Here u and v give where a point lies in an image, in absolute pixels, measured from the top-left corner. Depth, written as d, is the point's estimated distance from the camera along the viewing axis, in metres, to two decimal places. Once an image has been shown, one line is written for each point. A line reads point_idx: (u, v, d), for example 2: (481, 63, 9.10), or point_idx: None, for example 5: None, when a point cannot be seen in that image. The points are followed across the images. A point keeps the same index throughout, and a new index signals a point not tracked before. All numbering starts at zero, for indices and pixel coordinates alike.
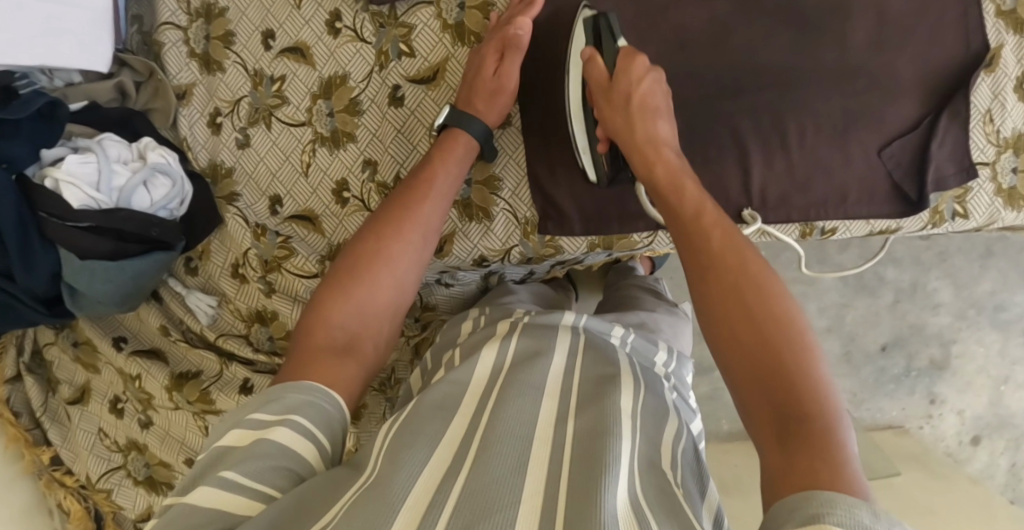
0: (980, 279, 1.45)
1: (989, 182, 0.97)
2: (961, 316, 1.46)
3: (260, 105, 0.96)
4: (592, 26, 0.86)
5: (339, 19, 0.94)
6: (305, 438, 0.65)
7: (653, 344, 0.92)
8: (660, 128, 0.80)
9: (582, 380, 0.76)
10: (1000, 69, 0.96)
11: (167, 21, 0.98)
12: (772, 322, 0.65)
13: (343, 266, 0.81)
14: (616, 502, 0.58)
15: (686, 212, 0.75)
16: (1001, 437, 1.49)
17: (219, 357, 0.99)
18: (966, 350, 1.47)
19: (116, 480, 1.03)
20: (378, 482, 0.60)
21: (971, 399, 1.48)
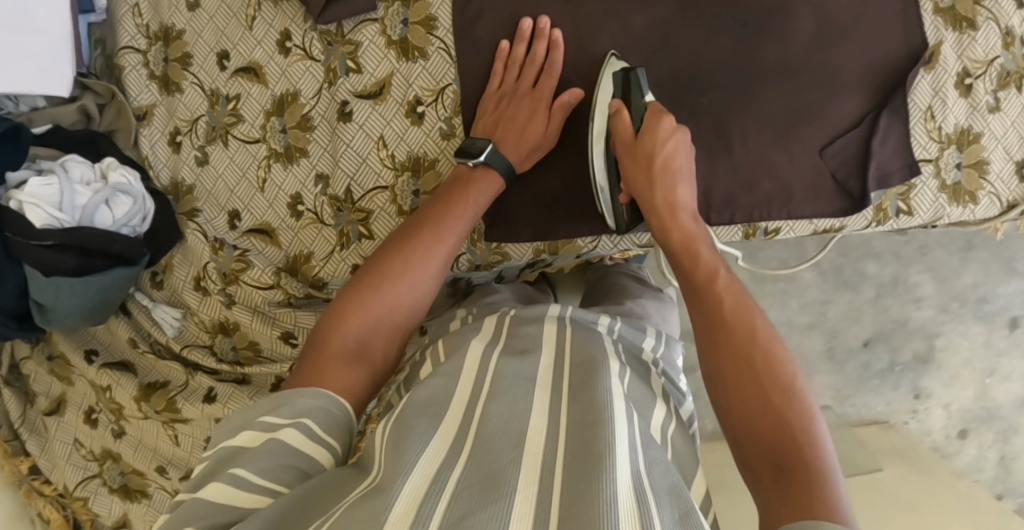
0: (962, 272, 1.44)
1: (933, 178, 0.99)
2: (945, 309, 1.46)
3: (217, 124, 1.00)
4: (621, 77, 0.87)
5: (290, 39, 0.97)
6: (314, 439, 0.66)
7: (641, 331, 0.91)
8: (679, 192, 0.85)
9: (571, 372, 0.75)
10: (940, 65, 0.98)
11: (128, 45, 1.01)
12: (773, 388, 0.68)
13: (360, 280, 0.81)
14: (614, 484, 0.58)
15: (700, 283, 0.79)
16: (989, 430, 1.48)
17: (184, 368, 1.04)
18: (950, 343, 1.46)
19: (91, 488, 1.09)
20: (374, 489, 0.58)
21: (957, 392, 1.48)
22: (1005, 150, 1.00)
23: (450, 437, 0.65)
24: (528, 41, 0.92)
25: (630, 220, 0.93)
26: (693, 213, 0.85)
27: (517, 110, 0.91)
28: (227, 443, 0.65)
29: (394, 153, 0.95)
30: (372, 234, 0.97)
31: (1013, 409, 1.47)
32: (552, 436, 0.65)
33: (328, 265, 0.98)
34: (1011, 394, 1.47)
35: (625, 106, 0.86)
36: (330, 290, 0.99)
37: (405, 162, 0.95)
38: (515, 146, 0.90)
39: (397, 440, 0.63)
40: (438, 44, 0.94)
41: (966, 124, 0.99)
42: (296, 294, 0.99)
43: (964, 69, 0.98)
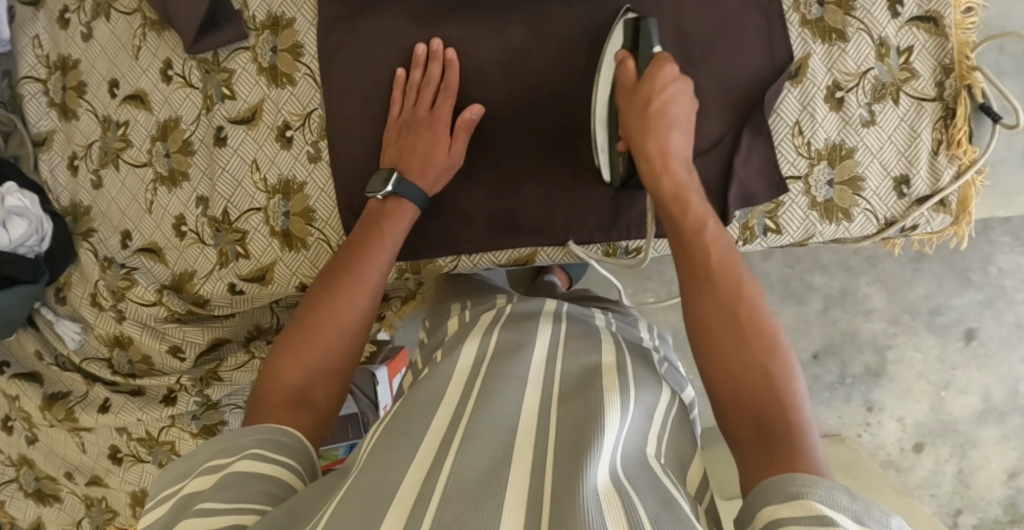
0: (913, 284, 1.30)
1: (803, 195, 0.98)
2: (895, 321, 1.32)
3: (109, 149, 1.05)
4: (632, 28, 0.87)
5: (171, 67, 1.02)
6: (266, 463, 0.69)
7: (635, 325, 0.99)
8: (672, 139, 0.83)
9: (565, 373, 0.81)
10: (808, 79, 0.97)
11: (28, 75, 1.07)
12: (764, 345, 0.69)
13: (290, 341, 0.83)
14: (599, 477, 0.63)
15: (688, 226, 0.78)
16: (945, 444, 1.35)
17: (84, 379, 1.09)
18: (902, 356, 1.33)
19: (9, 492, 1.17)
20: (364, 493, 0.64)
21: (911, 405, 1.35)
22: (882, 165, 0.98)
23: (432, 443, 0.69)
24: (422, 66, 0.94)
25: (485, 241, 0.98)
26: (684, 156, 0.84)
27: (418, 141, 0.91)
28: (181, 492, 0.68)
29: (275, 175, 0.99)
30: (247, 253, 1.01)
31: (970, 422, 1.33)
32: (543, 429, 0.71)
33: (208, 283, 1.02)
34: (968, 406, 1.33)
35: (631, 54, 0.86)
36: (213, 307, 1.04)
37: (276, 185, 0.99)
38: (421, 174, 0.91)
39: (383, 456, 0.69)
40: (305, 70, 0.98)
41: (837, 139, 0.97)
42: (178, 310, 1.04)
43: (834, 82, 0.97)
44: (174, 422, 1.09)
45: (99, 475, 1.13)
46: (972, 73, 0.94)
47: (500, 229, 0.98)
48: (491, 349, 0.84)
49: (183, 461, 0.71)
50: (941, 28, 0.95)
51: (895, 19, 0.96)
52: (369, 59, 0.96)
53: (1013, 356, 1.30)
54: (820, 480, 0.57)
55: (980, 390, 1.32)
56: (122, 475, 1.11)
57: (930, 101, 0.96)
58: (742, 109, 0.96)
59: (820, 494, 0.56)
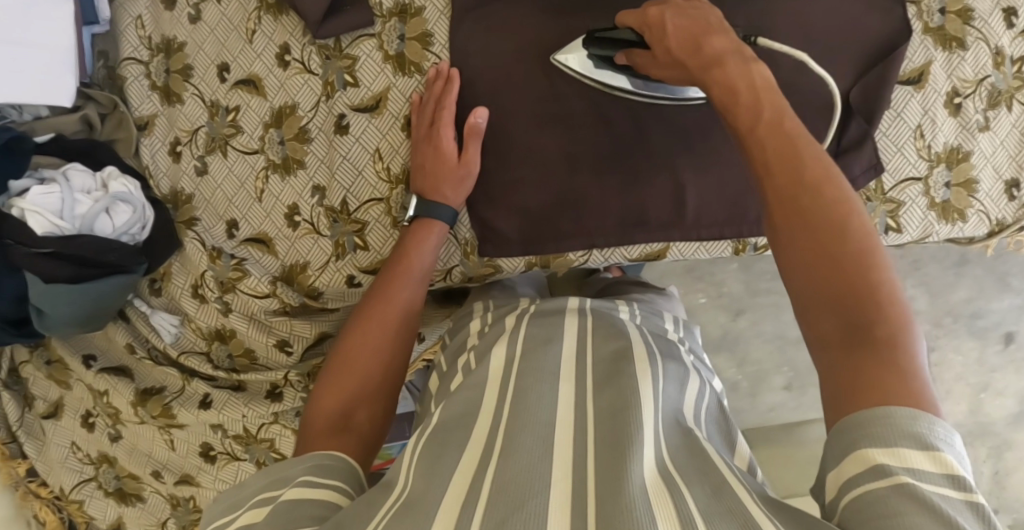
0: (955, 287, 1.41)
1: (922, 196, 1.01)
2: (938, 324, 1.43)
3: (216, 135, 1.02)
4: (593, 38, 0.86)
5: (288, 52, 0.99)
6: (319, 488, 0.68)
7: (660, 316, 0.99)
8: (720, 48, 0.72)
9: (596, 361, 0.81)
10: (929, 85, 1.00)
11: (130, 56, 1.04)
12: (852, 250, 0.63)
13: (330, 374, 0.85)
14: (645, 469, 0.62)
15: (742, 124, 0.69)
16: (983, 445, 1.47)
17: (181, 374, 1.05)
18: (944, 358, 1.44)
19: (87, 492, 1.11)
20: (410, 507, 0.62)
21: (948, 406, 1.45)
22: (994, 169, 1.01)
23: (478, 448, 0.68)
24: (428, 85, 0.95)
25: (616, 235, 0.97)
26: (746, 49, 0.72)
27: (426, 159, 0.93)
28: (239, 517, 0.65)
29: (399, 164, 0.97)
30: (366, 245, 0.98)
31: (1006, 424, 1.46)
32: (584, 427, 0.69)
33: (323, 275, 0.99)
34: (1004, 408, 1.45)
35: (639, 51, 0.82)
36: (325, 300, 1.01)
37: (400, 175, 0.97)
38: (447, 192, 0.93)
39: (430, 463, 0.67)
40: (434, 60, 0.96)
41: (955, 143, 1.00)
42: (291, 303, 1.01)
43: (953, 88, 1.00)
44: (276, 419, 1.05)
45: (190, 474, 1.08)
46: None
47: (632, 224, 0.96)
48: (521, 347, 0.83)
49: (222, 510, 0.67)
50: None
51: (1010, 30, 0.99)
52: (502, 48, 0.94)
53: None
54: (901, 417, 0.56)
55: (1013, 392, 1.44)
56: (216, 474, 1.07)
57: None
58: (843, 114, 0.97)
59: (881, 433, 0.56)
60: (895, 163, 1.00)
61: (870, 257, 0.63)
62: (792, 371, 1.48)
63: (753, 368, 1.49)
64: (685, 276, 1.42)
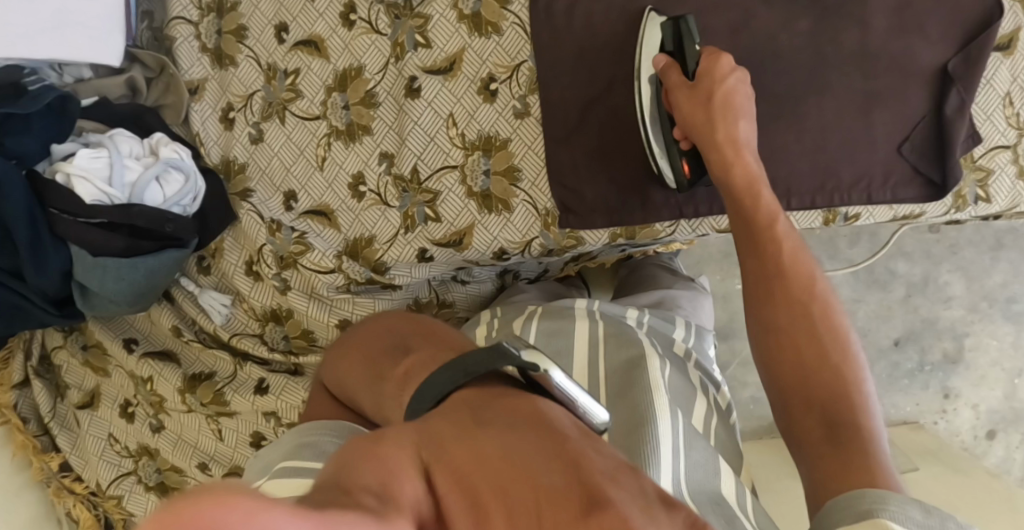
0: (991, 272, 1.32)
1: (1011, 164, 0.97)
2: (973, 308, 1.33)
3: (274, 99, 0.95)
4: (671, 27, 0.82)
5: (354, 11, 0.93)
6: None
7: (671, 322, 0.94)
8: (741, 128, 0.80)
9: (609, 373, 0.80)
10: (1019, 52, 0.96)
11: (179, 16, 0.96)
12: (817, 357, 0.70)
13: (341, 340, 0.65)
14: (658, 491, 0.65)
15: (759, 226, 0.77)
16: (1017, 431, 1.34)
17: (232, 357, 0.98)
18: (980, 343, 1.33)
19: (126, 486, 1.02)
20: None
21: (985, 393, 1.34)
22: None
23: None
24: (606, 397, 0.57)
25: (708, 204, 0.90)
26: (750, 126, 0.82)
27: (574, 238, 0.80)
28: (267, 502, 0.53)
29: (476, 128, 0.91)
30: (438, 216, 0.92)
31: None
32: None
33: (392, 249, 0.93)
34: None
35: (675, 61, 0.83)
36: (393, 275, 0.94)
37: (476, 141, 0.91)
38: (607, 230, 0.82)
39: None
40: (514, 19, 0.90)
41: None
42: (357, 279, 0.94)
43: None
44: None
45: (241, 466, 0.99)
46: None
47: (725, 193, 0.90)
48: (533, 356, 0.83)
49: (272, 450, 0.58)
50: None
51: None
52: (587, 10, 0.89)
53: None
54: (890, 496, 0.57)
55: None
56: None
57: None
58: (941, 81, 0.93)
59: (892, 511, 0.55)
60: (983, 131, 0.97)
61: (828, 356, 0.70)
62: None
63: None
64: (723, 260, 1.33)
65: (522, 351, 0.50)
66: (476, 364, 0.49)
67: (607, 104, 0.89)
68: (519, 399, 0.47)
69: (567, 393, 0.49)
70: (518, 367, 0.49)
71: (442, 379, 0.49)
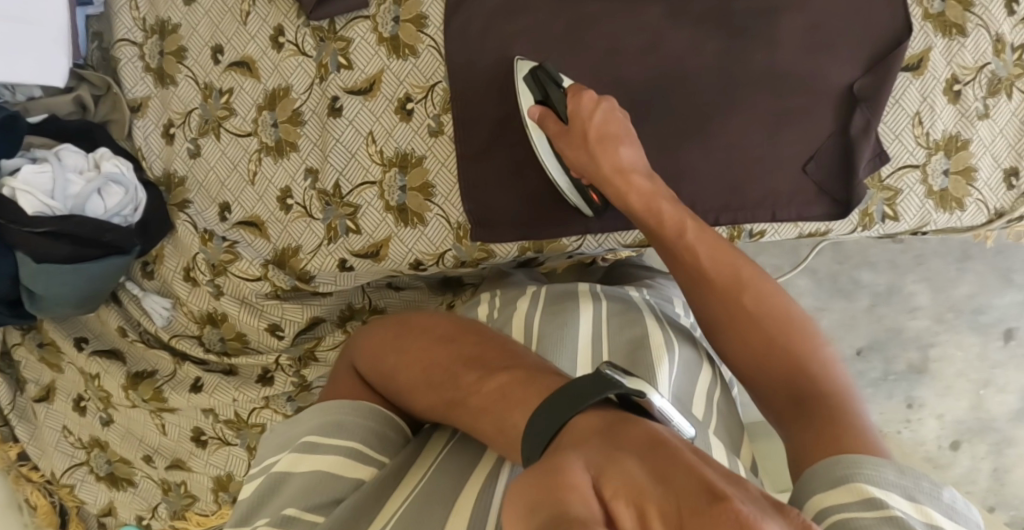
0: (957, 283, 1.32)
1: (920, 184, 1.00)
2: (939, 319, 1.33)
3: (210, 117, 1.01)
4: (533, 81, 0.89)
5: (282, 34, 0.98)
6: (363, 464, 0.67)
7: (671, 301, 0.99)
8: (623, 154, 0.85)
9: (614, 350, 0.85)
10: (929, 72, 0.99)
11: (124, 38, 1.04)
12: (768, 340, 0.72)
13: (383, 342, 0.75)
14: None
15: (671, 237, 0.81)
16: (983, 442, 1.31)
17: (172, 357, 1.05)
18: (945, 353, 1.32)
19: (78, 476, 1.11)
20: (445, 475, 0.67)
21: (951, 403, 1.32)
22: (993, 158, 1.01)
23: None
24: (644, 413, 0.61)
25: (612, 221, 0.94)
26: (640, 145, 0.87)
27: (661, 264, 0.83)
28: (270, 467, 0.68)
29: (394, 146, 0.96)
30: (359, 229, 0.97)
31: (1009, 421, 1.30)
32: None
33: (315, 259, 0.99)
34: (1007, 405, 1.31)
35: (545, 108, 0.89)
36: (317, 283, 1.00)
37: (393, 158, 0.96)
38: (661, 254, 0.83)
39: None
40: (429, 42, 0.95)
41: (955, 130, 0.99)
42: (283, 286, 1.00)
43: (954, 75, 0.99)
44: (267, 404, 1.04)
45: (181, 458, 1.08)
46: None
47: None
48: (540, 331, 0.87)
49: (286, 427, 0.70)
50: None
51: (1011, 16, 0.98)
52: (502, 35, 0.93)
53: None
54: (871, 461, 0.57)
55: (1018, 389, 1.31)
56: (206, 459, 1.07)
57: None
58: (848, 102, 0.96)
59: (868, 475, 0.56)
60: (892, 151, 0.99)
61: (782, 339, 0.72)
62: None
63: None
64: None
65: (624, 378, 0.53)
66: (581, 393, 0.53)
67: (517, 124, 0.93)
68: (630, 422, 0.49)
69: (666, 416, 0.53)
70: (621, 393, 0.52)
71: (544, 418, 0.53)
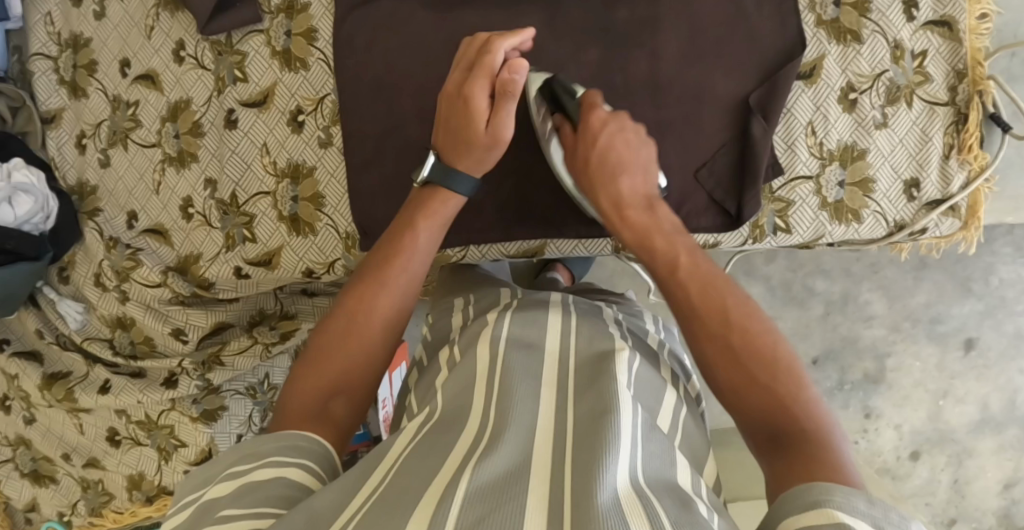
0: (914, 292, 1.25)
1: (814, 195, 0.99)
2: (895, 328, 1.26)
3: (118, 128, 1.05)
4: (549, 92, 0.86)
5: (183, 48, 1.01)
6: (291, 469, 0.62)
7: (641, 318, 0.92)
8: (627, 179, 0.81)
9: (576, 361, 0.74)
10: (821, 80, 0.97)
11: (38, 52, 1.08)
12: (763, 365, 0.65)
13: (319, 378, 0.71)
14: (618, 478, 0.58)
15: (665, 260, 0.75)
16: (941, 453, 1.27)
17: (84, 359, 1.09)
18: (902, 364, 1.26)
19: (4, 472, 1.17)
20: (392, 496, 0.58)
21: (908, 413, 1.27)
22: (893, 168, 0.98)
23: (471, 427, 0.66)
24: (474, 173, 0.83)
25: (496, 232, 0.97)
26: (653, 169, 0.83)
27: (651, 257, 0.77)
28: (198, 498, 0.62)
29: (283, 158, 0.99)
30: (255, 237, 1.00)
31: (967, 432, 1.26)
32: (559, 435, 0.64)
33: (214, 266, 1.02)
34: (967, 416, 1.25)
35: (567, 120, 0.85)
36: (218, 291, 1.03)
37: (286, 169, 0.99)
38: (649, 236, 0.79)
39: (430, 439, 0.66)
40: (319, 55, 0.97)
41: (850, 140, 0.97)
42: (183, 293, 1.04)
43: (848, 84, 0.97)
44: (174, 405, 1.08)
45: (97, 457, 1.12)
46: (985, 80, 0.94)
47: (512, 220, 0.96)
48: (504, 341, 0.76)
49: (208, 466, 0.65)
50: (956, 33, 0.95)
51: (910, 22, 0.95)
52: (386, 48, 0.95)
53: (1013, 367, 1.24)
54: (837, 488, 0.54)
55: (978, 400, 1.25)
56: (120, 457, 1.11)
57: (942, 106, 0.96)
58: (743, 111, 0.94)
59: (838, 501, 0.52)
60: (786, 162, 0.99)
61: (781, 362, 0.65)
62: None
63: None
64: (635, 275, 1.36)
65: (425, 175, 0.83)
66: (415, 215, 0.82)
67: (400, 136, 0.95)
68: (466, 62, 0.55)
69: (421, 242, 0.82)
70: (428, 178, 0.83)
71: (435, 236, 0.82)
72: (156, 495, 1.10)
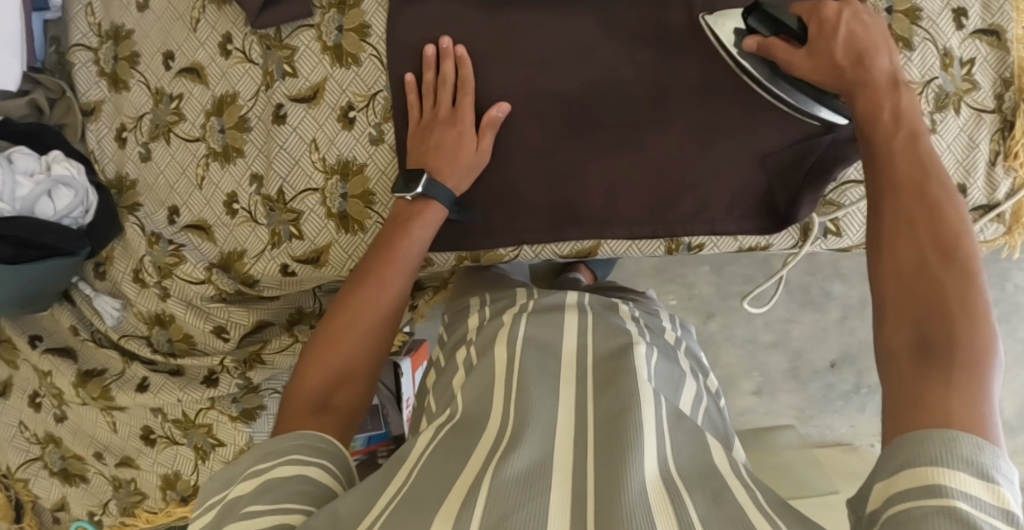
0: None
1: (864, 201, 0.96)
2: None
3: (161, 122, 1.03)
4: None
5: (231, 41, 1.00)
6: (308, 466, 0.66)
7: (656, 313, 0.91)
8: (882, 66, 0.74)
9: (595, 360, 0.75)
10: None
11: (79, 43, 1.06)
12: (930, 260, 0.63)
13: (311, 387, 0.77)
14: (646, 472, 0.59)
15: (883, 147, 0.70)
16: None
17: (121, 356, 1.07)
18: None
19: (32, 471, 1.15)
20: (414, 501, 0.59)
21: None
22: None
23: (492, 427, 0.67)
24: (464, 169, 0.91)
25: (549, 232, 0.97)
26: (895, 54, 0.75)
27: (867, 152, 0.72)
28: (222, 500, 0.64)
29: (333, 153, 0.97)
30: (301, 234, 0.98)
31: None
32: (581, 435, 0.65)
33: (259, 263, 1.00)
34: None
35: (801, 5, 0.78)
36: (263, 288, 1.02)
37: (335, 166, 0.97)
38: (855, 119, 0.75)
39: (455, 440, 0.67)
40: (371, 51, 0.96)
41: None
42: (228, 290, 1.02)
43: None
44: (213, 404, 1.07)
45: (130, 456, 1.10)
46: None
47: (564, 220, 0.96)
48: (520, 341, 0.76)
49: (226, 471, 0.68)
50: (1003, 42, 0.95)
51: (959, 30, 0.95)
52: (440, 46, 0.94)
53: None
54: (952, 444, 0.53)
55: None
56: (154, 457, 1.09)
57: (989, 113, 0.96)
58: None
59: (947, 457, 0.52)
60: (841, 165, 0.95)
61: (957, 271, 0.62)
62: (763, 377, 1.36)
63: (723, 371, 1.37)
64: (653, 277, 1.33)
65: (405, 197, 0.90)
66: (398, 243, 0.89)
67: None
68: None
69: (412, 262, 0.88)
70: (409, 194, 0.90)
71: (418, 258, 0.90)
72: (190, 495, 1.08)
